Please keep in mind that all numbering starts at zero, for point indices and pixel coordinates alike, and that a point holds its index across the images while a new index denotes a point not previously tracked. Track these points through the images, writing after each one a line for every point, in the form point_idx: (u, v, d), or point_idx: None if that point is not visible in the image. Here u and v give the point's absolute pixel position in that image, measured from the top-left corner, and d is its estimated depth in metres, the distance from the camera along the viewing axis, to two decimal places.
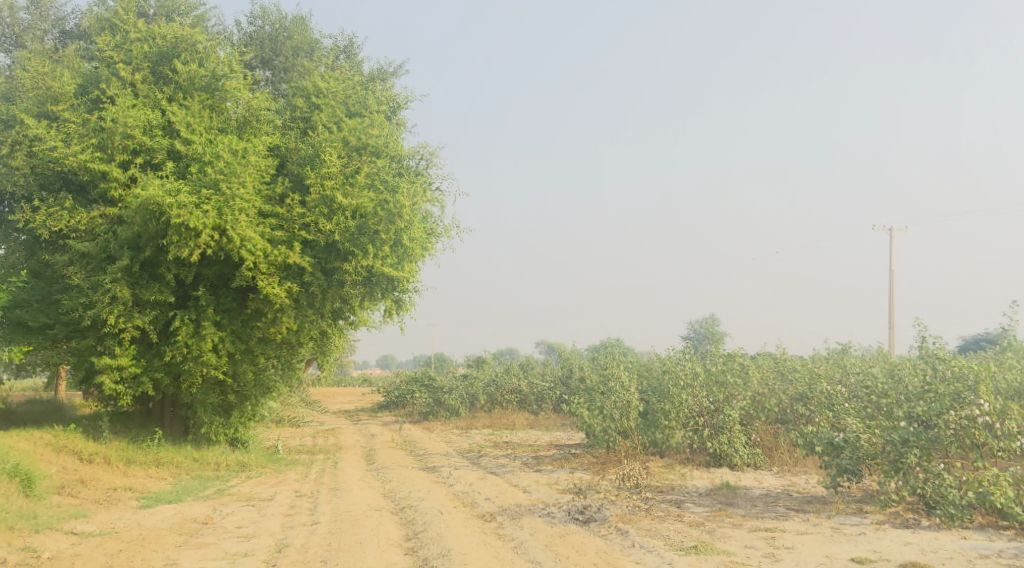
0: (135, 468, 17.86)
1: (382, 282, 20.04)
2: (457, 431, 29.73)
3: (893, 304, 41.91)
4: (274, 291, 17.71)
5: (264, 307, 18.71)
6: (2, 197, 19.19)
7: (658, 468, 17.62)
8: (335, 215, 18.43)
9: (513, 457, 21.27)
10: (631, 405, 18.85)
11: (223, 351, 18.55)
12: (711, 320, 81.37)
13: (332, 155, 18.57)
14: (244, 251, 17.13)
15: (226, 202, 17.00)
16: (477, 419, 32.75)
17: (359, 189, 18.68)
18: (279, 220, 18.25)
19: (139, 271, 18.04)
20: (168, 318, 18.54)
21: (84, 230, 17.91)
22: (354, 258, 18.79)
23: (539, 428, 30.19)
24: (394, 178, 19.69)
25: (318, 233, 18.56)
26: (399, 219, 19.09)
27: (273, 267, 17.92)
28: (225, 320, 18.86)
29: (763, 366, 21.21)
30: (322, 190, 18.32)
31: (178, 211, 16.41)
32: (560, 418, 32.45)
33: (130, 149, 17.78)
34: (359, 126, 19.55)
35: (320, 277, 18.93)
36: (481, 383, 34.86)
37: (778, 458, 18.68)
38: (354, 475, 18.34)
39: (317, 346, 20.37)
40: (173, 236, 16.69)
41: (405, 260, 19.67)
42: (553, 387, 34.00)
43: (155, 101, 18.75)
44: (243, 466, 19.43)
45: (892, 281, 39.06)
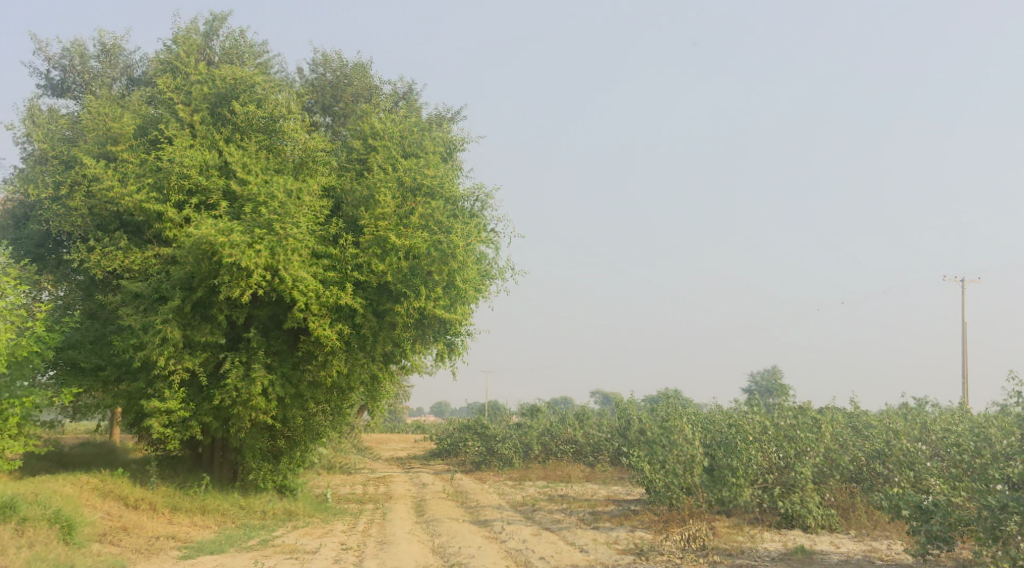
0: (180, 515, 17.39)
1: (435, 325, 19.49)
2: (511, 482, 28.82)
3: (964, 357, 40.18)
4: (325, 333, 17.28)
5: (315, 349, 18.26)
6: (60, 237, 19.03)
7: (724, 529, 16.56)
8: (388, 256, 17.99)
9: (568, 512, 20.34)
10: (696, 460, 17.84)
11: (273, 394, 18.11)
12: (771, 372, 79.24)
13: (386, 195, 18.21)
14: (296, 292, 16.82)
15: (279, 242, 16.70)
16: (531, 470, 31.82)
17: (413, 230, 18.28)
18: (331, 260, 17.93)
19: (191, 312, 17.73)
20: (218, 360, 18.17)
21: (138, 270, 17.65)
22: (405, 300, 18.31)
23: (596, 481, 29.15)
24: (450, 219, 19.23)
25: (370, 275, 18.15)
26: (453, 261, 18.57)
27: (325, 309, 17.53)
28: (275, 362, 18.43)
29: (835, 421, 20.02)
30: (375, 231, 17.96)
31: (230, 251, 16.10)
32: (617, 470, 31.35)
33: (186, 189, 17.57)
34: (414, 167, 19.19)
35: (372, 320, 18.47)
36: (536, 432, 33.96)
37: (854, 519, 17.83)
38: (403, 528, 17.59)
39: (367, 391, 19.85)
40: (225, 276, 16.38)
41: (458, 303, 19.11)
42: (610, 438, 32.93)
43: (213, 141, 18.56)
44: (290, 514, 18.85)
45: (964, 333, 37.38)
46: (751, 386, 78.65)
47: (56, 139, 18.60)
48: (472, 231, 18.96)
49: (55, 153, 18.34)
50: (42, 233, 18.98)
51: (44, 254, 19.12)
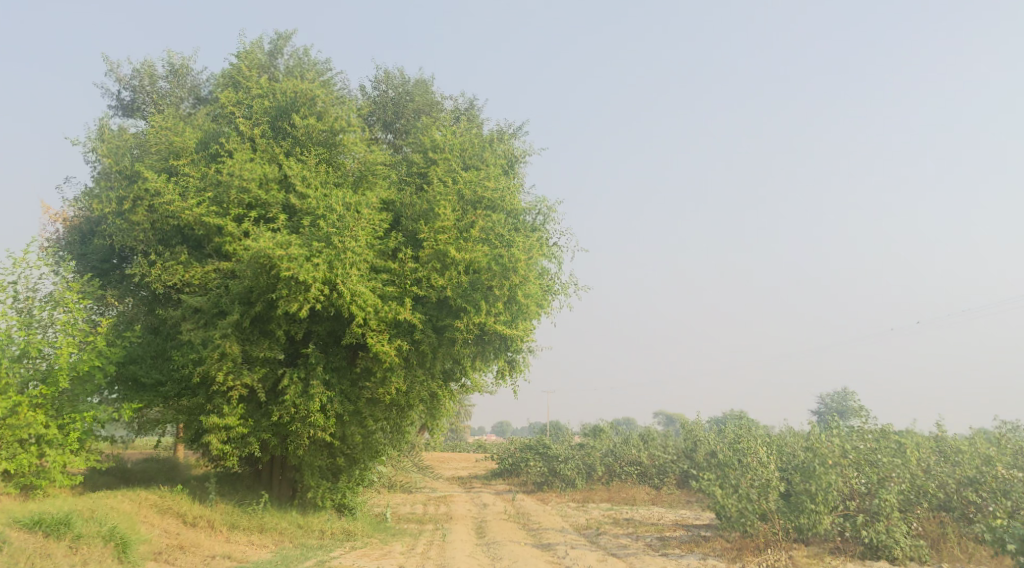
0: (238, 534, 17.08)
1: (496, 341, 18.95)
2: (574, 504, 28.09)
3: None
4: (383, 348, 16.88)
5: (374, 366, 17.90)
6: (124, 252, 18.92)
7: (802, 559, 15.60)
8: (448, 270, 17.58)
9: (635, 537, 19.53)
10: (771, 485, 16.97)
11: (331, 411, 17.78)
12: (840, 394, 76.94)
13: (446, 208, 17.81)
14: (355, 306, 16.46)
15: (338, 256, 16.41)
16: (594, 492, 31.01)
17: (473, 244, 17.85)
18: (391, 275, 17.63)
19: (250, 327, 17.50)
20: (277, 376, 17.90)
21: (197, 284, 17.52)
22: (466, 315, 17.81)
23: (662, 504, 28.22)
24: (511, 233, 18.75)
25: (430, 290, 17.73)
26: (515, 274, 18.05)
27: (384, 324, 17.15)
28: (334, 379, 18.12)
29: (918, 445, 18.91)
30: (435, 244, 17.56)
31: (288, 264, 15.82)
32: (684, 494, 30.36)
33: (246, 202, 17.42)
34: (474, 179, 18.79)
35: (432, 336, 18.03)
36: (599, 453, 33.14)
37: (946, 552, 16.89)
38: (464, 551, 17.04)
39: (427, 409, 19.38)
40: (283, 290, 16.11)
41: (519, 318, 18.55)
42: (676, 460, 32.00)
43: (273, 155, 18.39)
44: (349, 534, 18.43)
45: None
46: (820, 408, 76.44)
47: (121, 154, 18.60)
48: (534, 243, 18.43)
49: (118, 167, 18.34)
50: (107, 248, 18.91)
51: (109, 270, 19.07)
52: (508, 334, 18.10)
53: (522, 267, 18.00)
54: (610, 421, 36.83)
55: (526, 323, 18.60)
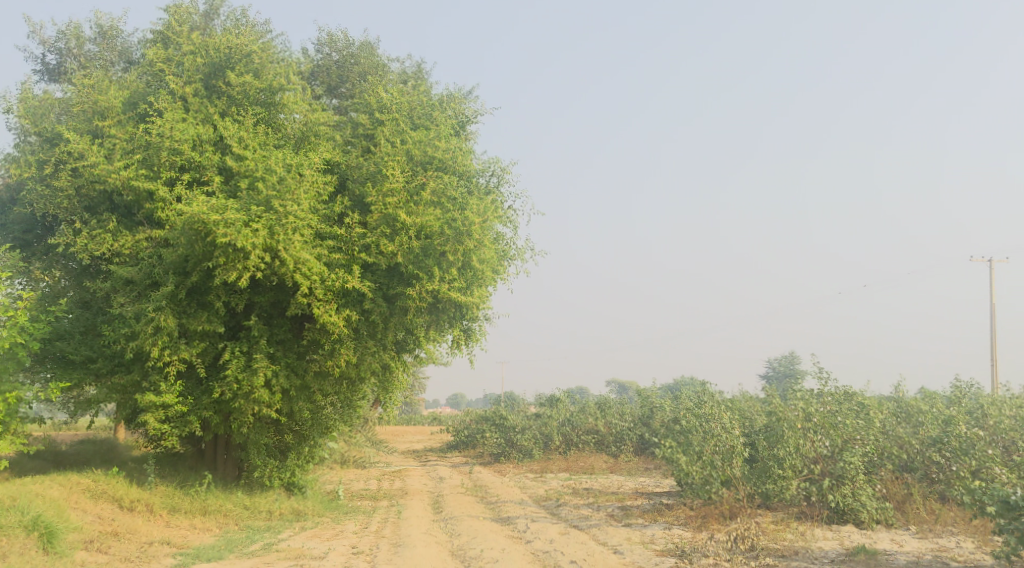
0: (179, 517, 16.14)
1: (450, 309, 18.07)
2: (532, 475, 27.51)
3: (991, 339, 39.05)
4: (331, 319, 15.95)
5: (321, 338, 16.96)
6: (49, 221, 17.66)
7: (770, 526, 15.13)
8: (398, 235, 16.65)
9: (596, 508, 18.95)
10: (735, 454, 16.59)
11: (277, 386, 16.84)
12: (790, 357, 77.71)
13: (394, 169, 16.83)
14: (299, 275, 15.49)
15: (279, 221, 15.40)
16: (552, 462, 30.47)
17: (424, 207, 16.94)
18: (337, 241, 16.69)
19: (187, 299, 16.45)
20: (217, 350, 16.91)
21: (128, 254, 16.40)
22: (418, 282, 16.91)
23: (621, 472, 27.77)
24: (464, 195, 17.84)
25: (379, 257, 16.80)
26: (468, 237, 17.16)
27: (330, 293, 16.22)
28: (279, 353, 17.16)
29: (883, 406, 18.57)
30: (383, 208, 16.61)
31: (225, 230, 14.78)
32: (643, 461, 29.96)
33: (178, 165, 16.30)
34: (423, 139, 17.83)
35: (382, 305, 17.12)
36: (557, 422, 32.57)
37: (912, 513, 16.37)
38: (420, 528, 16.29)
39: (379, 382, 18.50)
40: (219, 258, 15.05)
41: (475, 284, 17.68)
42: (634, 427, 31.59)
43: (207, 114, 17.25)
44: (298, 515, 17.57)
45: (992, 311, 35.94)
46: (772, 372, 77.05)
47: (41, 116, 17.32)
48: (490, 205, 17.54)
49: (38, 129, 17.06)
50: (30, 217, 17.64)
51: (32, 240, 17.79)
52: (464, 301, 17.23)
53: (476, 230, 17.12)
54: (567, 389, 36.29)
55: (482, 289, 17.74)
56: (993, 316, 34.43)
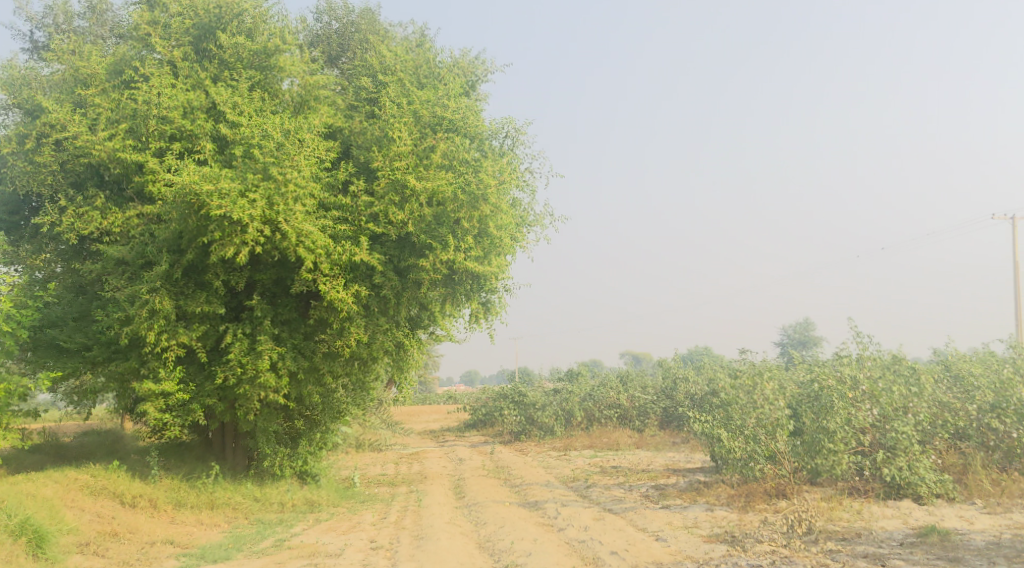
0: (185, 513, 15.06)
1: (466, 281, 16.84)
2: (555, 453, 26.41)
3: (1019, 297, 37.59)
4: (338, 295, 14.76)
5: (329, 316, 15.77)
6: (34, 200, 16.56)
7: (823, 504, 13.93)
8: (408, 203, 15.41)
9: (629, 488, 17.79)
10: (781, 427, 15.28)
11: (284, 369, 15.71)
12: (807, 323, 76.38)
13: (401, 132, 15.59)
14: (302, 249, 14.30)
15: (279, 190, 14.20)
16: (575, 439, 29.32)
17: (434, 171, 15.70)
18: (342, 211, 15.47)
19: (184, 279, 15.32)
20: (218, 333, 15.77)
21: (118, 232, 15.24)
22: (431, 252, 15.66)
23: (647, 447, 26.62)
24: (478, 158, 16.61)
25: (389, 227, 15.59)
26: (484, 202, 15.94)
27: (337, 268, 15.03)
28: (285, 334, 16.02)
29: (934, 370, 17.31)
30: (391, 174, 15.38)
31: (219, 202, 13.59)
32: (668, 435, 28.80)
33: (168, 135, 15.11)
34: (431, 98, 16.57)
35: (393, 279, 15.92)
36: (577, 398, 31.41)
37: (974, 484, 15.28)
38: (443, 517, 15.17)
39: (393, 362, 17.35)
40: (215, 233, 13.85)
41: (493, 253, 16.47)
42: (657, 401, 30.43)
43: (197, 80, 16.03)
44: (312, 505, 16.49)
45: (1018, 270, 34.62)
46: (790, 339, 75.67)
47: (21, 88, 16.13)
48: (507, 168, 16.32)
49: (18, 102, 15.88)
50: (14, 198, 16.50)
51: (19, 223, 16.65)
52: (482, 271, 16.03)
53: (492, 194, 15.89)
54: (586, 364, 35.12)
55: (500, 257, 16.53)
56: (1019, 274, 33.24)
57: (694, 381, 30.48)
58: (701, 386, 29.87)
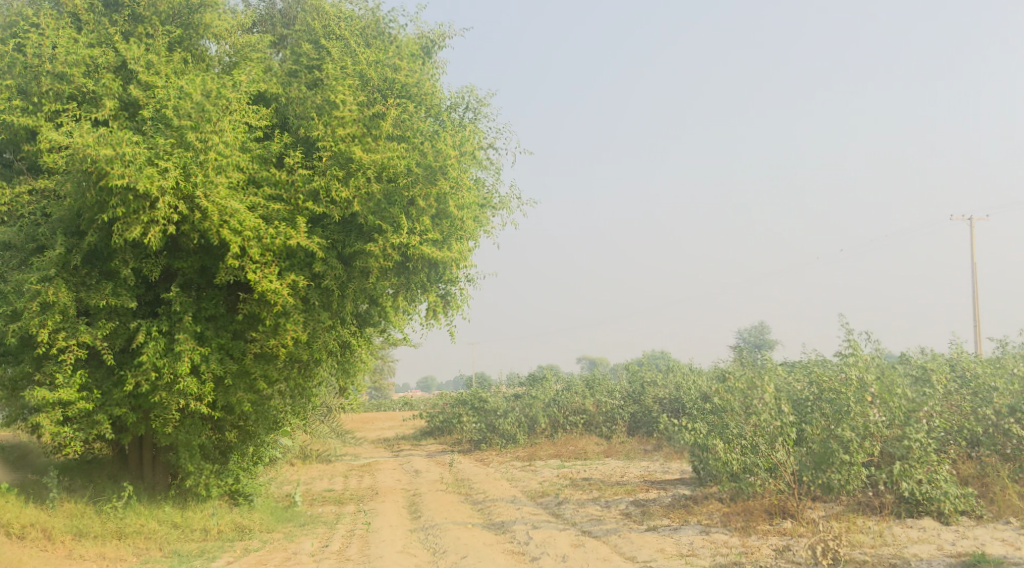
0: (86, 545, 12.69)
1: (422, 269, 14.32)
2: (519, 464, 24.30)
3: (977, 297, 36.64)
4: (270, 285, 12.51)
5: (260, 311, 13.42)
6: None
7: (836, 526, 12.05)
8: (353, 178, 13.18)
9: (607, 505, 15.73)
10: (783, 436, 13.32)
11: (207, 374, 13.43)
12: (761, 325, 75.32)
13: (345, 95, 13.41)
14: (226, 229, 12.02)
15: (197, 159, 11.96)
16: (539, 447, 27.21)
17: (384, 142, 13.54)
18: (277, 188, 13.25)
19: (86, 267, 12.98)
20: (130, 332, 13.42)
21: (5, 210, 12.88)
22: (381, 235, 13.28)
23: (618, 456, 24.62)
24: (435, 129, 14.44)
25: (331, 206, 13.35)
26: (443, 176, 13.75)
27: (269, 253, 12.77)
28: (209, 332, 13.71)
29: (942, 369, 15.59)
30: (334, 144, 13.19)
31: (120, 170, 11.21)
32: (638, 442, 26.86)
33: (65, 95, 12.82)
34: (380, 60, 14.43)
35: (337, 267, 13.61)
36: (541, 403, 29.32)
37: (998, 498, 13.54)
38: (395, 545, 13.00)
39: (339, 364, 15.06)
40: (117, 209, 11.45)
41: (454, 236, 14.16)
42: (625, 406, 28.48)
43: (106, 35, 13.75)
44: (242, 531, 14.17)
45: (982, 269, 33.71)
46: (748, 341, 74.45)
47: None
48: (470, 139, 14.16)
49: None
50: None
51: None
52: (441, 258, 13.75)
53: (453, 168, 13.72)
54: (548, 367, 33.07)
55: (461, 242, 14.31)
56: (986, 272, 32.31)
57: (665, 384, 28.61)
58: (671, 389, 28.01)
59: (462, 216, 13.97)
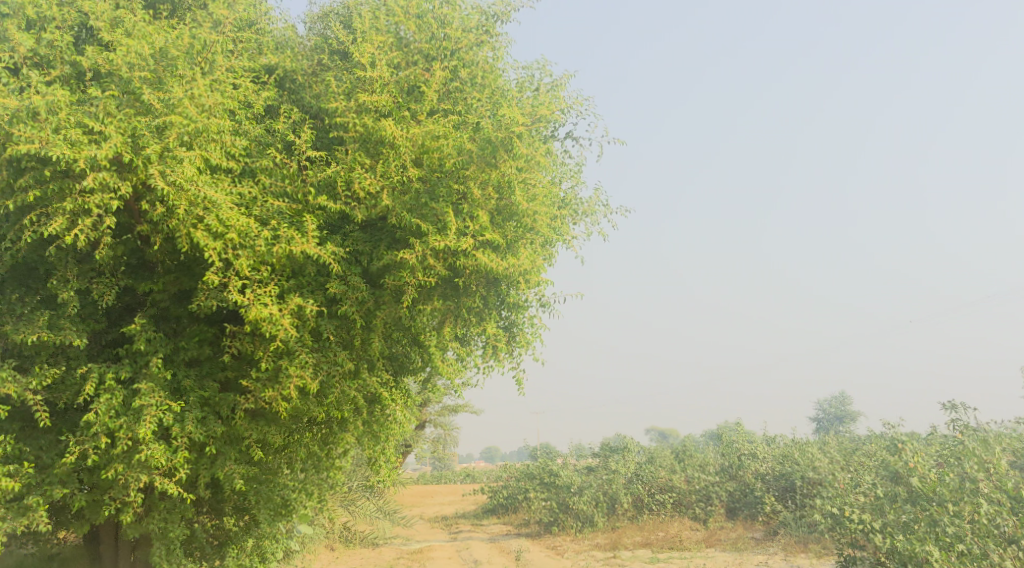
0: None
1: (477, 293, 10.30)
2: (601, 555, 19.73)
3: None
4: (263, 312, 8.77)
5: (254, 350, 9.62)
6: None
7: None
8: (384, 162, 9.35)
9: None
10: None
11: (182, 440, 9.65)
12: (844, 396, 69.41)
13: (375, 52, 9.70)
14: (197, 230, 8.35)
15: (155, 125, 8.26)
16: (623, 532, 22.57)
17: (427, 116, 9.73)
18: (279, 179, 9.50)
19: (17, 291, 9.39)
20: (78, 381, 9.73)
21: None
22: (419, 240, 9.22)
23: (722, 546, 19.87)
24: (500, 101, 10.53)
25: (354, 203, 9.48)
26: (508, 154, 9.72)
27: (265, 268, 9.07)
28: (187, 380, 9.92)
29: None
30: (357, 119, 9.49)
31: (27, 130, 7.39)
32: (742, 527, 22.06)
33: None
34: (425, 10, 10.63)
35: (360, 287, 9.61)
36: (622, 479, 24.60)
37: None
38: None
39: (368, 428, 10.95)
40: (30, 193, 7.66)
41: (523, 240, 10.04)
42: (724, 483, 23.80)
43: None
44: None
45: None
46: (828, 414, 68.40)
47: None
48: (547, 108, 10.13)
49: None
50: None
51: None
52: (506, 271, 9.64)
53: (520, 143, 9.72)
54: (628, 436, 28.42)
55: (535, 252, 10.23)
56: None
57: (768, 458, 23.90)
58: (775, 464, 23.26)
59: (535, 212, 9.89)
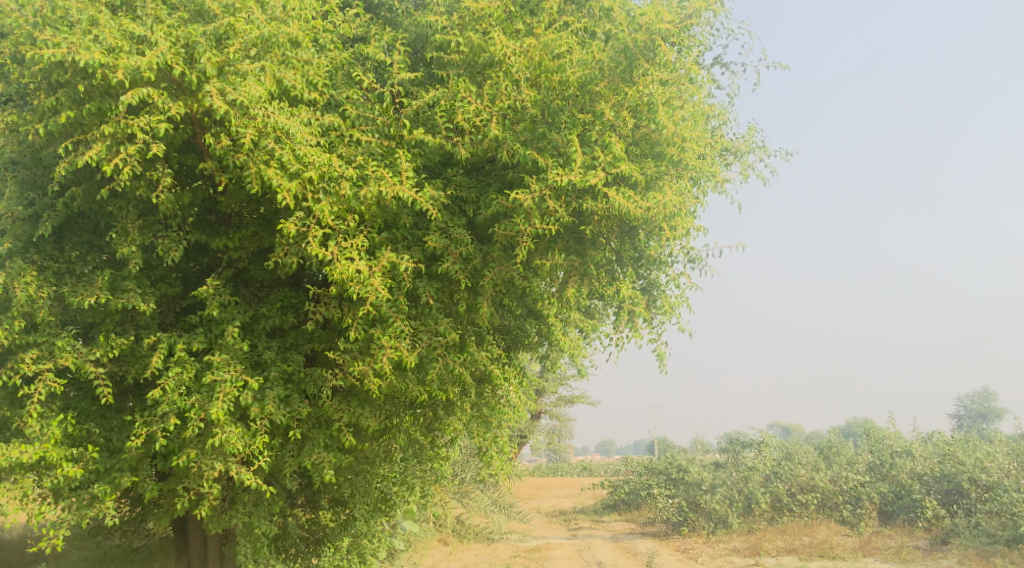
0: None
1: (605, 248, 8.45)
2: (740, 562, 17.53)
3: None
4: (349, 268, 7.21)
5: (341, 317, 8.10)
6: None
7: None
8: (493, 82, 7.66)
9: None
10: None
11: (261, 423, 8.21)
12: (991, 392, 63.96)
13: None
14: (268, 165, 6.86)
15: (216, 36, 6.81)
16: (763, 535, 20.25)
17: (546, 31, 7.99)
18: (369, 111, 7.92)
19: (77, 248, 8.12)
20: (146, 352, 8.41)
21: None
22: (537, 176, 7.48)
23: (882, 556, 17.33)
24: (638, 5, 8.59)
25: (458, 138, 7.78)
26: (649, 67, 7.82)
27: (352, 215, 7.51)
28: (268, 353, 8.49)
29: None
30: (460, 37, 7.86)
31: (55, 36, 6.06)
32: (901, 535, 19.42)
33: None
34: None
35: (465, 240, 7.92)
36: (760, 477, 21.90)
37: None
38: None
39: (477, 412, 9.26)
40: (65, 115, 6.32)
41: (665, 178, 8.15)
42: (877, 483, 21.11)
43: None
44: None
45: None
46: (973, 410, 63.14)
47: None
48: (701, 4, 8.20)
49: None
50: None
51: None
52: (643, 213, 7.77)
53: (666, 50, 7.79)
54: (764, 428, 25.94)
55: (683, 188, 8.24)
56: None
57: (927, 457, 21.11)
58: (937, 464, 20.45)
59: (682, 138, 7.97)
